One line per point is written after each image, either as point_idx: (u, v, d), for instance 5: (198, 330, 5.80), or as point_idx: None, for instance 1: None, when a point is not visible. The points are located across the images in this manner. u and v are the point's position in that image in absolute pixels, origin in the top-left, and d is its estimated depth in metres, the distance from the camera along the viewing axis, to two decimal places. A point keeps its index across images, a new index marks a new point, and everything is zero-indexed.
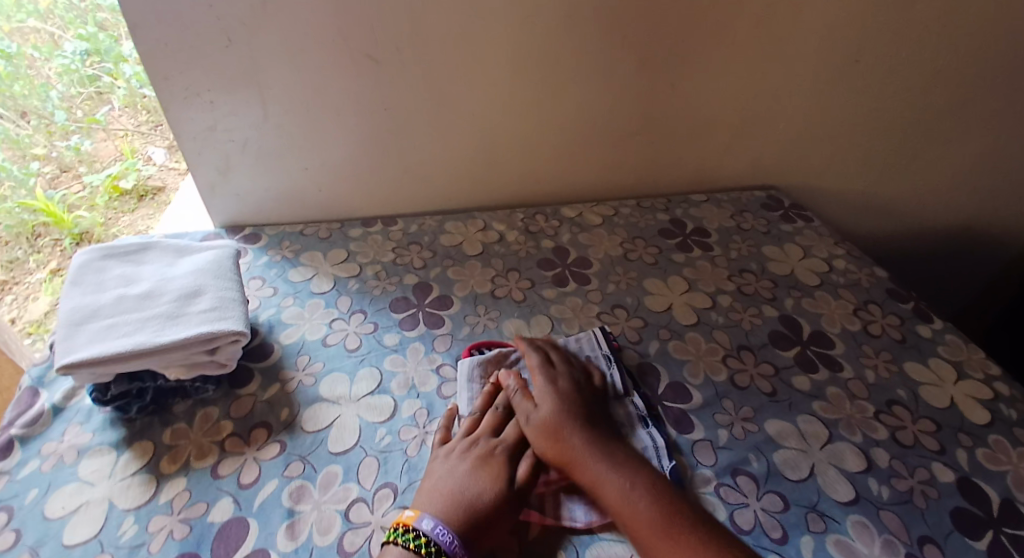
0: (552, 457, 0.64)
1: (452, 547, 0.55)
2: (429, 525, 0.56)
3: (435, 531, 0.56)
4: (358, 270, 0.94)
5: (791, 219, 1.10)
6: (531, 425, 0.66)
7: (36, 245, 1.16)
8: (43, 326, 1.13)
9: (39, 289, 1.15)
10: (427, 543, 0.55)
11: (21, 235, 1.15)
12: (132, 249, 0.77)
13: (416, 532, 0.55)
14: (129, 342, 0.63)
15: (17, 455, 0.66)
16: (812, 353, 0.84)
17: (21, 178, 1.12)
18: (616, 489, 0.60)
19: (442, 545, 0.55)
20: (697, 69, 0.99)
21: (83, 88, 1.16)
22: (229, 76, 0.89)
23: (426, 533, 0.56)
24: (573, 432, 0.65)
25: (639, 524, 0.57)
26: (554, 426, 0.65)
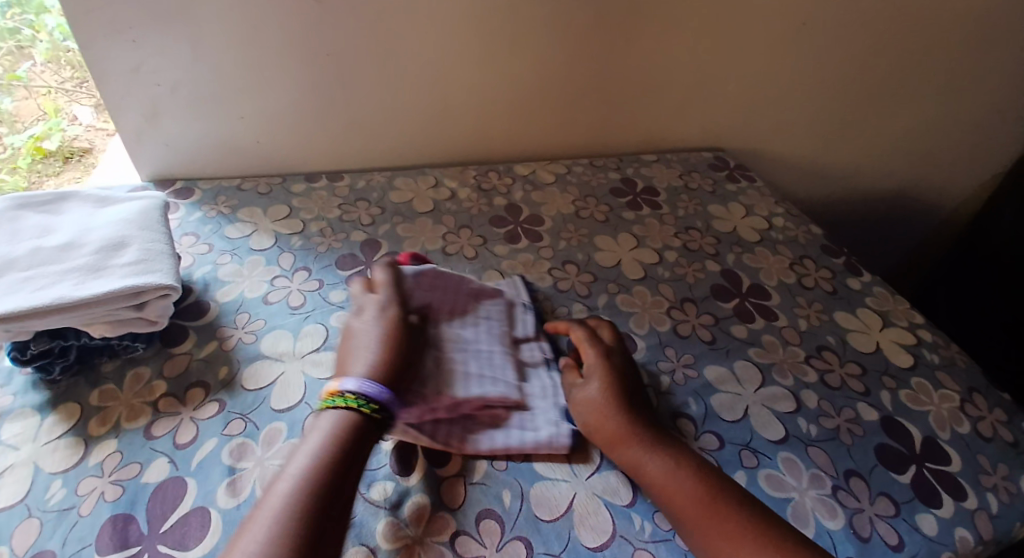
0: (594, 432, 0.63)
1: (380, 395, 0.58)
2: (354, 383, 0.59)
3: (361, 387, 0.58)
4: (303, 227, 0.90)
5: (736, 178, 1.13)
6: (579, 401, 0.66)
7: None
8: None
9: None
10: (358, 399, 0.58)
11: None
12: (47, 198, 0.71)
13: (344, 394, 0.58)
14: (46, 296, 0.59)
15: None
16: (750, 305, 0.87)
17: None
18: (660, 469, 0.59)
19: (372, 396, 0.58)
20: (650, 23, 0.98)
21: (1, 41, 0.94)
22: (154, 14, 0.83)
23: (353, 391, 0.58)
24: (614, 409, 0.64)
25: (673, 492, 0.58)
26: (604, 408, 0.64)
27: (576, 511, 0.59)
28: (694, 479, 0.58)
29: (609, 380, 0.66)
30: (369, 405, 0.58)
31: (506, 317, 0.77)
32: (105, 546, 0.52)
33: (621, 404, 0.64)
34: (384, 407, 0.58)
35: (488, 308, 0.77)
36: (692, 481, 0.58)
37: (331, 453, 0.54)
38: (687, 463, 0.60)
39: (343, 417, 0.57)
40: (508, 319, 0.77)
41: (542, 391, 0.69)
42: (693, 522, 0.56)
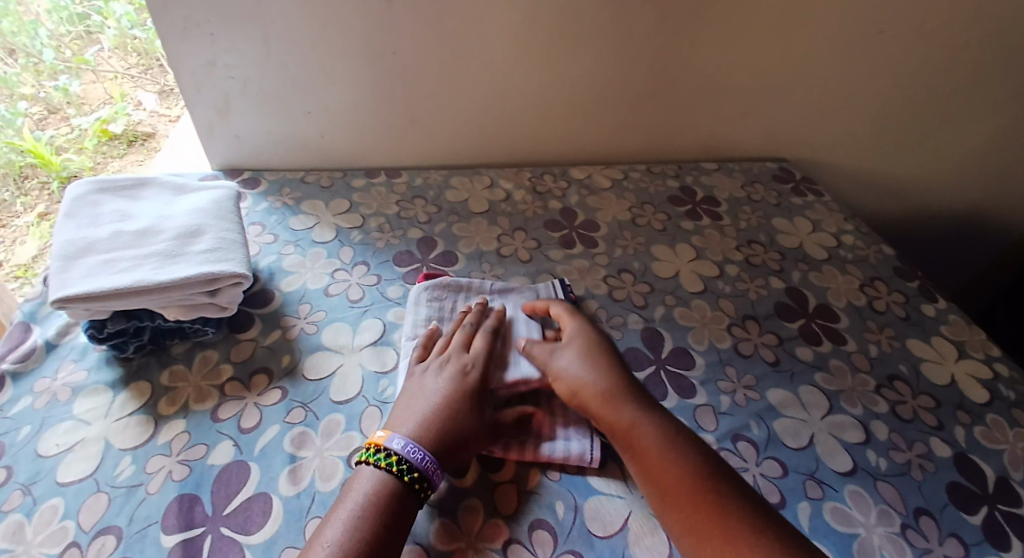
0: (573, 395, 0.64)
1: (424, 465, 0.55)
2: (400, 445, 0.56)
3: (406, 449, 0.56)
4: (361, 222, 0.91)
5: (802, 192, 1.09)
6: (556, 363, 0.66)
7: (23, 187, 1.09)
8: (30, 269, 1.09)
9: (26, 232, 1.11)
10: (405, 467, 0.55)
11: (7, 176, 1.09)
12: (128, 185, 0.74)
13: (387, 452, 0.56)
14: (127, 279, 0.61)
15: (10, 391, 0.64)
16: (817, 326, 0.84)
17: (8, 116, 1.06)
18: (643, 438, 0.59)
19: (415, 464, 0.55)
20: (719, 29, 0.95)
21: (72, 27, 1.15)
22: (230, 10, 0.85)
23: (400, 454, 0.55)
24: (596, 375, 0.64)
25: (655, 460, 0.58)
26: (585, 391, 0.63)
27: (632, 530, 0.57)
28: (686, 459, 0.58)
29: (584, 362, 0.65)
30: (414, 473, 0.55)
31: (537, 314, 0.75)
32: (172, 528, 0.54)
33: (599, 387, 0.63)
34: (426, 478, 0.55)
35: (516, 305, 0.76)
36: (675, 452, 0.58)
37: (375, 506, 0.52)
38: (680, 438, 0.59)
39: (385, 479, 0.54)
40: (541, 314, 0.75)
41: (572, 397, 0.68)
42: (673, 492, 0.55)
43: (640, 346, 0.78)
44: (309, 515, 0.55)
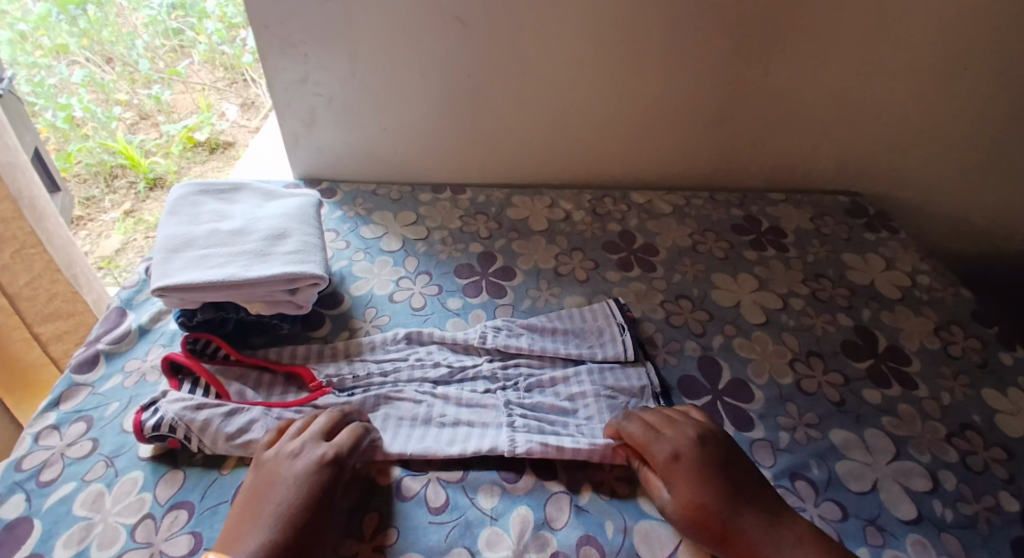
0: (699, 505, 0.56)
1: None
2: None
3: None
4: (426, 234, 0.95)
5: (874, 228, 1.05)
6: (680, 461, 0.59)
7: (113, 185, 1.33)
8: (113, 261, 1.30)
9: (111, 227, 1.31)
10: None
11: (100, 175, 1.33)
12: (224, 188, 0.80)
13: None
14: (220, 274, 0.66)
15: (102, 370, 0.70)
16: (886, 368, 0.81)
17: (104, 120, 1.32)
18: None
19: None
20: (794, 61, 0.95)
21: (167, 40, 1.40)
22: (321, 31, 0.91)
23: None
24: (720, 484, 0.57)
25: None
26: (712, 503, 0.56)
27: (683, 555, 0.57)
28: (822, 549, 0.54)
29: (698, 467, 0.58)
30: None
31: (600, 339, 0.77)
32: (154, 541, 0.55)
33: (723, 495, 0.57)
34: None
35: (579, 333, 0.78)
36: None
37: None
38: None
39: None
40: (600, 339, 0.77)
41: None
42: None
43: (696, 374, 0.77)
44: (367, 509, 0.59)
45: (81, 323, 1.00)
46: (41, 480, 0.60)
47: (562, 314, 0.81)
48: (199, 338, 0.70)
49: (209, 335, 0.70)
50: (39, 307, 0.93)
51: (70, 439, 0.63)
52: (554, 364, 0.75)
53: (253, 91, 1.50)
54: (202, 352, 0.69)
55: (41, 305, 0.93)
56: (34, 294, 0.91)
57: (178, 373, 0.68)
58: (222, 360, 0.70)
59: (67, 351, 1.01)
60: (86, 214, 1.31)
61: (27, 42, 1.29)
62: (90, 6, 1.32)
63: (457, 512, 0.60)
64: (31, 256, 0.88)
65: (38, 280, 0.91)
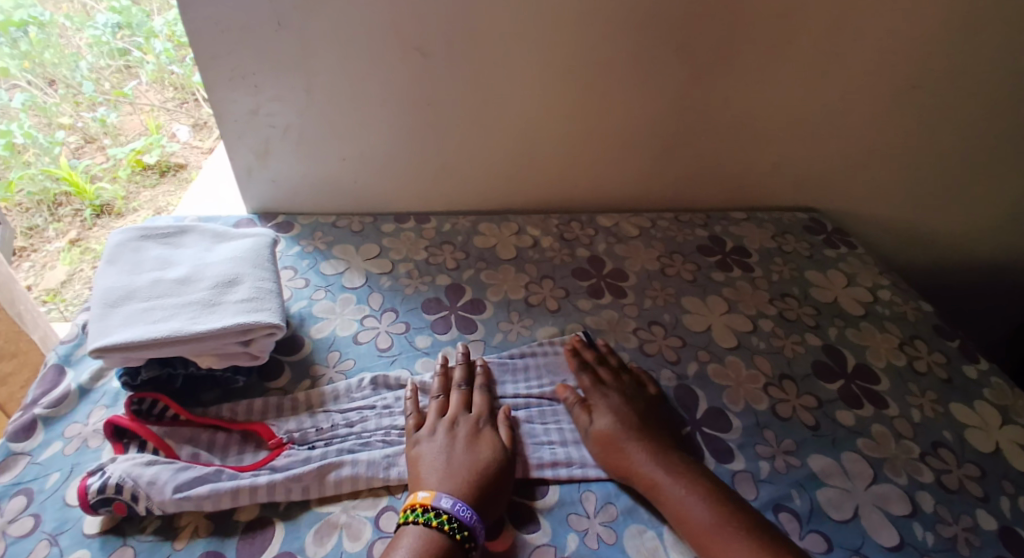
0: (608, 438, 0.67)
1: (464, 515, 0.56)
2: (447, 503, 0.56)
3: (454, 508, 0.56)
4: (391, 267, 0.92)
5: (834, 244, 1.07)
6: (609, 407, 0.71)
7: (57, 213, 1.27)
8: (58, 293, 1.24)
9: (56, 257, 1.26)
10: (448, 519, 0.55)
11: (43, 203, 1.26)
12: (170, 232, 0.75)
13: (437, 511, 0.56)
14: (164, 329, 0.62)
15: (40, 436, 0.64)
16: (857, 389, 0.81)
17: (46, 146, 1.26)
18: (664, 484, 0.62)
19: (464, 521, 0.56)
20: (751, 83, 0.96)
21: (112, 60, 1.35)
22: (273, 61, 0.88)
23: (448, 511, 0.56)
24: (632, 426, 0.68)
25: (685, 514, 0.59)
26: (614, 434, 0.67)
27: None
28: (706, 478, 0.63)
29: (621, 409, 0.70)
30: (454, 523, 0.55)
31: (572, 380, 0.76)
32: None
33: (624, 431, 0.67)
34: (466, 526, 0.55)
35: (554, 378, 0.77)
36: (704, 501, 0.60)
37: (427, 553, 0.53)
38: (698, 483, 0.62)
39: (432, 537, 0.54)
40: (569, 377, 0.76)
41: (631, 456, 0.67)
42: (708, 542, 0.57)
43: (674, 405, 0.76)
44: None
45: (24, 364, 0.94)
46: None
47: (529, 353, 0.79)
48: (145, 397, 0.64)
49: (157, 394, 0.65)
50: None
51: (11, 516, 0.57)
52: (529, 401, 0.74)
53: (204, 111, 1.49)
54: (145, 411, 0.63)
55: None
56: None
57: (122, 436, 0.62)
58: (171, 421, 0.64)
59: (13, 395, 0.95)
60: (29, 245, 1.26)
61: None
62: (32, 27, 1.22)
63: None
64: None
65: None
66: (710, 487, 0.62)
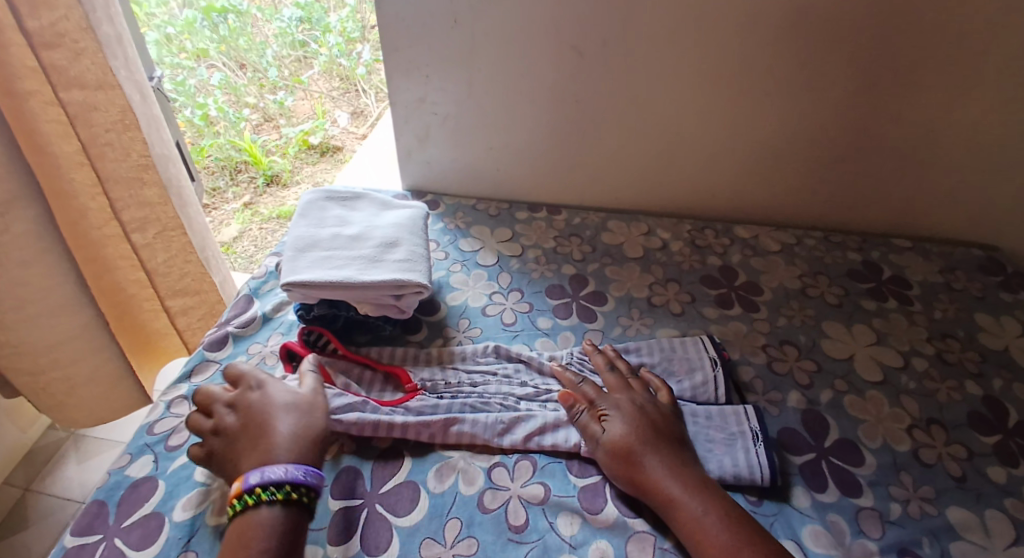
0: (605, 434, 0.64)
1: (284, 476, 0.56)
2: (254, 477, 0.55)
3: (262, 478, 0.55)
4: (521, 252, 0.97)
5: (1013, 287, 0.94)
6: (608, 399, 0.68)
7: (237, 178, 1.56)
8: (231, 245, 1.49)
9: (231, 217, 1.52)
10: (265, 489, 0.55)
11: (226, 169, 1.55)
12: (347, 195, 0.86)
13: (248, 490, 0.55)
14: (339, 275, 0.72)
15: (230, 349, 0.78)
16: (1019, 447, 0.72)
17: (234, 121, 1.59)
18: (664, 491, 0.59)
19: (290, 479, 0.56)
20: (928, 99, 0.89)
21: (293, 50, 1.70)
22: (442, 55, 0.97)
23: (255, 484, 0.55)
24: (624, 419, 0.65)
25: (701, 535, 0.56)
26: (612, 429, 0.64)
27: None
28: (719, 498, 0.59)
29: (613, 400, 0.67)
30: (285, 487, 0.55)
31: (694, 380, 0.75)
32: None
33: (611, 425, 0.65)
34: (298, 484, 0.56)
35: (678, 376, 0.76)
36: (705, 516, 0.57)
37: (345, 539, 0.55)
38: (690, 493, 0.59)
39: (278, 509, 0.55)
40: (690, 377, 0.76)
41: (749, 467, 0.66)
42: None
43: (799, 427, 0.73)
44: (449, 515, 0.60)
45: (204, 301, 1.07)
46: (171, 444, 0.67)
47: (653, 345, 0.80)
48: (313, 330, 0.75)
49: (323, 328, 0.75)
50: (171, 282, 1.01)
51: None
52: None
53: (362, 101, 1.72)
54: (310, 341, 0.75)
55: (174, 280, 1.01)
56: (168, 270, 1.00)
57: (292, 359, 0.74)
58: (331, 353, 0.74)
59: (190, 326, 1.07)
60: (212, 205, 1.52)
61: (173, 44, 1.58)
62: (230, 15, 1.62)
63: (537, 534, 0.60)
64: (170, 239, 0.97)
65: (175, 258, 1.00)
66: (713, 500, 0.58)
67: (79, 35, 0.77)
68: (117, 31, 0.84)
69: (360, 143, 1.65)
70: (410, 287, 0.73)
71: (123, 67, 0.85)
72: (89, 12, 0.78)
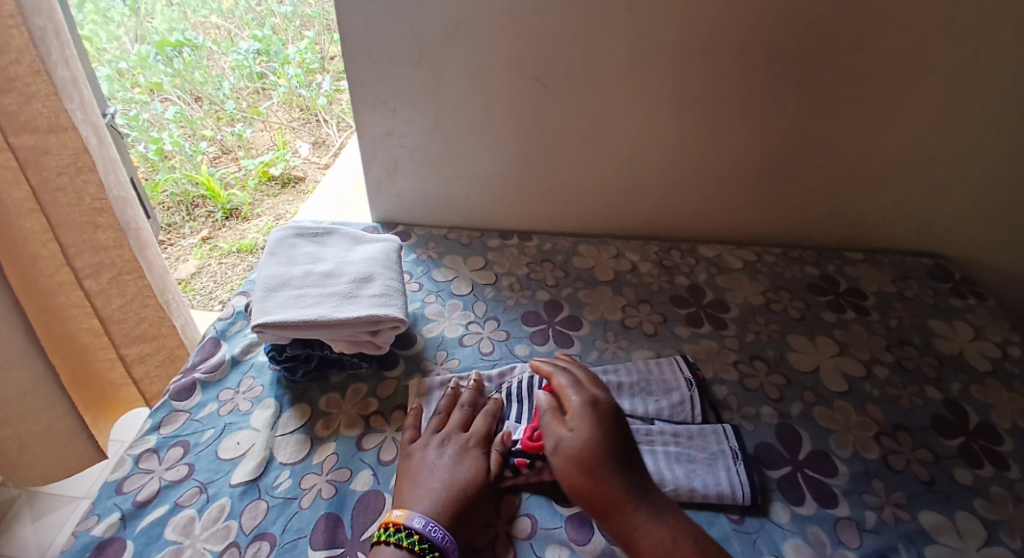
0: (575, 457, 0.64)
1: (441, 541, 0.57)
2: (420, 523, 0.58)
3: (427, 528, 0.58)
4: (495, 279, 0.98)
5: (962, 293, 1.00)
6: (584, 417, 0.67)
7: (194, 214, 1.53)
8: (190, 283, 1.46)
9: (189, 252, 1.49)
10: (419, 540, 0.57)
11: (182, 204, 1.53)
12: (318, 231, 0.85)
13: (408, 531, 0.57)
14: (312, 313, 0.71)
15: (198, 397, 0.75)
16: (979, 447, 0.76)
17: (190, 154, 1.57)
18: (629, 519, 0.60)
19: (436, 541, 0.57)
20: (873, 121, 0.94)
21: (250, 82, 1.68)
22: (409, 90, 0.98)
23: (419, 530, 0.57)
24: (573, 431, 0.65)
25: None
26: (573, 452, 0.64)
27: None
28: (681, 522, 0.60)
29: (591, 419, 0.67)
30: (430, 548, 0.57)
31: (672, 401, 0.76)
32: None
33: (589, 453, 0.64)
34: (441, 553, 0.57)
35: (659, 396, 0.77)
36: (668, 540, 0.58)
37: None
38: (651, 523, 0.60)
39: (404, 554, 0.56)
40: (666, 397, 0.77)
41: (731, 487, 0.67)
42: None
43: (774, 442, 0.75)
44: None
45: (163, 346, 1.03)
46: (140, 501, 0.64)
47: (630, 368, 0.81)
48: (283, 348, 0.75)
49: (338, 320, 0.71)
50: (127, 328, 0.98)
51: (168, 463, 0.67)
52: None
53: (324, 130, 1.72)
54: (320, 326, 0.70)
55: (130, 326, 0.98)
56: (124, 316, 0.97)
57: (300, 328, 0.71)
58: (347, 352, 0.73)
59: (148, 374, 1.04)
60: (169, 240, 1.49)
61: (126, 79, 1.56)
62: (185, 49, 1.59)
63: None
64: (126, 283, 0.95)
65: (130, 304, 0.97)
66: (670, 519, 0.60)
67: (31, 78, 0.75)
68: (73, 72, 0.83)
69: (323, 171, 1.65)
70: (384, 321, 0.72)
71: (79, 109, 0.83)
72: (44, 54, 0.77)
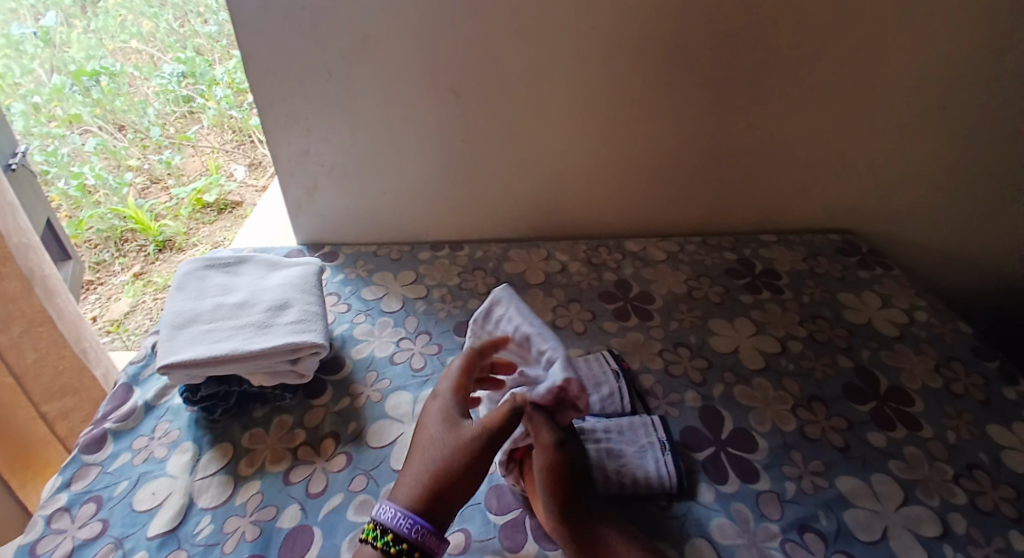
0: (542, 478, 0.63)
1: (410, 533, 0.55)
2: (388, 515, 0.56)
3: (394, 520, 0.55)
4: (425, 292, 0.98)
5: (868, 265, 1.06)
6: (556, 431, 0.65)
7: (124, 248, 1.46)
8: (120, 324, 1.39)
9: (120, 290, 1.42)
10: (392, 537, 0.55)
11: (111, 240, 1.46)
12: (229, 261, 0.83)
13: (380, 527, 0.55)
14: (224, 347, 0.69)
15: (110, 448, 0.72)
16: (889, 410, 0.81)
17: (116, 188, 1.49)
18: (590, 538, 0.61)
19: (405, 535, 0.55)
20: (772, 109, 0.99)
21: (176, 107, 1.62)
22: (321, 108, 0.97)
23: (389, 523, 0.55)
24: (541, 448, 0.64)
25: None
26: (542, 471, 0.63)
27: None
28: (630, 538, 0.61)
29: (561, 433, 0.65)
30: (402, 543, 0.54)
31: (598, 398, 0.78)
32: None
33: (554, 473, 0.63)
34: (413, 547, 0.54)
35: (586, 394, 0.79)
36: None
37: None
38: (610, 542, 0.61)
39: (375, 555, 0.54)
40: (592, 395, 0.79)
41: (656, 477, 0.69)
42: None
43: (699, 425, 0.78)
44: None
45: (85, 399, 1.00)
46: None
47: None
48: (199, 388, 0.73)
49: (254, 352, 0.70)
50: (45, 382, 0.93)
51: (80, 521, 0.64)
52: None
53: (258, 151, 1.67)
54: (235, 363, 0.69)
55: (48, 380, 0.93)
56: (41, 369, 0.92)
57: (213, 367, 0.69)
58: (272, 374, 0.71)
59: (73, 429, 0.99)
60: (99, 279, 1.43)
61: (42, 113, 1.48)
62: (103, 77, 1.52)
63: None
64: (39, 333, 0.90)
65: (45, 356, 0.92)
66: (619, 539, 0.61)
67: None
68: None
69: (259, 195, 1.58)
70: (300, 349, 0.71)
71: None
72: None
